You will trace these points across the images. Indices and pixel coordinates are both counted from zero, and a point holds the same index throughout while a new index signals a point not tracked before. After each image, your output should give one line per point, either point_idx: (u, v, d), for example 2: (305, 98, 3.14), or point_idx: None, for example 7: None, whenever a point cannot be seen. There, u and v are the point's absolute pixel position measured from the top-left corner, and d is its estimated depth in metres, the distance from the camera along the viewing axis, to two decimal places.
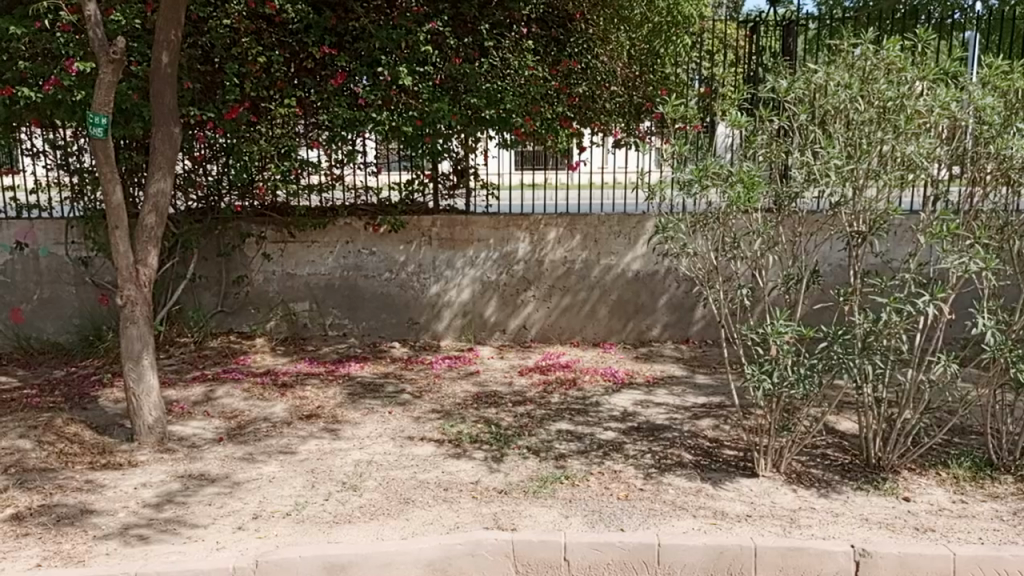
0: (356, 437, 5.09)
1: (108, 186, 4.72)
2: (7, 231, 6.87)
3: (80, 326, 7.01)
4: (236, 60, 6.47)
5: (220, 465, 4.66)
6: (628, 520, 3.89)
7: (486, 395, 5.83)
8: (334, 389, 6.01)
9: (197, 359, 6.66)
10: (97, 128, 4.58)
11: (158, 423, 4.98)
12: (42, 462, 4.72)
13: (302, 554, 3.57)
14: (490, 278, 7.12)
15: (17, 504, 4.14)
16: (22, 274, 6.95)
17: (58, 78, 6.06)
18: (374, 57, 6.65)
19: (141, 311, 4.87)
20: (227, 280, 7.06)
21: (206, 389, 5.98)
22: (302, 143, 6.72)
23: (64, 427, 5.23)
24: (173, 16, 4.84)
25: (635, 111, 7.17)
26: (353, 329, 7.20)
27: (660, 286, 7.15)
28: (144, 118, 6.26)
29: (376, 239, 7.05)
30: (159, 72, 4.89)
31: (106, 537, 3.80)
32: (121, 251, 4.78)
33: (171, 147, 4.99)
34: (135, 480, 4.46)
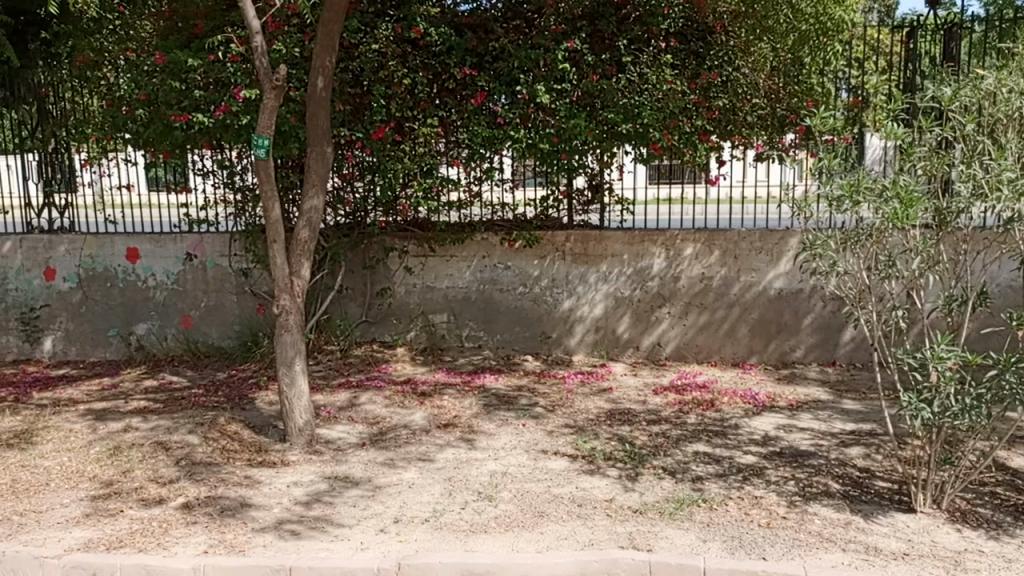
0: (491, 448, 5.19)
1: (269, 203, 5.11)
2: (180, 244, 7.54)
3: (240, 332, 7.56)
4: (384, 83, 6.80)
5: (363, 468, 4.89)
6: (770, 549, 3.73)
7: (620, 412, 5.78)
8: (469, 400, 6.16)
9: (342, 366, 7.02)
10: (260, 149, 4.97)
11: (308, 426, 5.29)
12: (208, 456, 5.13)
13: (441, 560, 3.67)
14: (624, 294, 7.07)
15: (187, 494, 4.53)
16: (192, 283, 7.58)
17: (227, 104, 6.65)
18: (513, 77, 6.80)
19: (294, 320, 5.20)
20: (371, 292, 7.37)
21: (351, 396, 6.29)
22: (443, 161, 6.95)
23: (226, 425, 5.67)
24: (329, 44, 5.21)
25: (777, 123, 6.97)
26: (487, 342, 7.33)
27: (805, 306, 6.87)
28: (301, 139, 6.70)
29: (511, 254, 7.18)
30: (315, 96, 5.25)
31: (263, 530, 4.06)
32: (278, 263, 5.13)
33: (324, 166, 5.34)
34: (287, 478, 4.76)
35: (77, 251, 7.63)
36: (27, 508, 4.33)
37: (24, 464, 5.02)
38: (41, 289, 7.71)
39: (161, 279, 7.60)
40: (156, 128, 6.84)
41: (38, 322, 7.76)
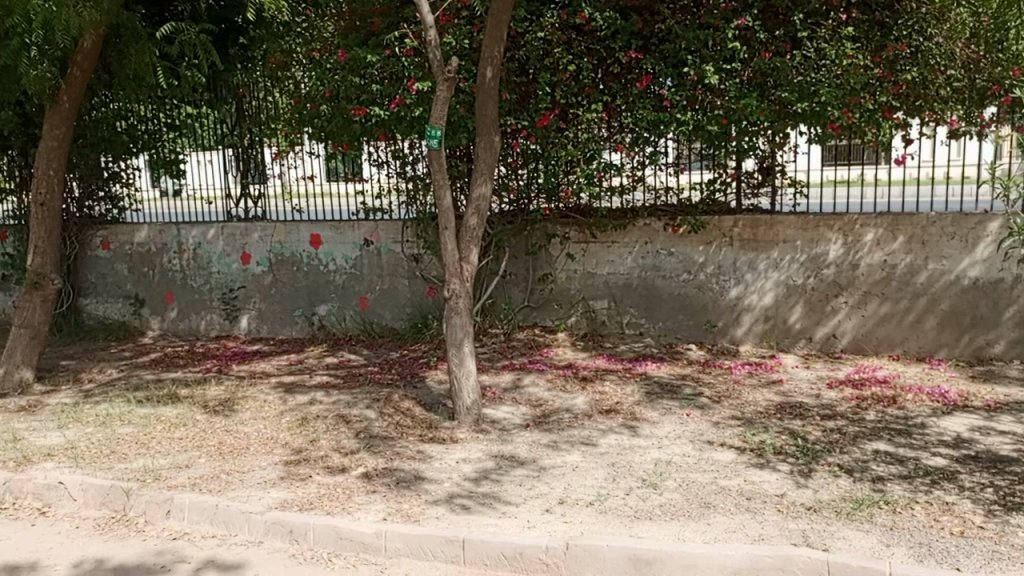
0: (654, 436, 5.15)
1: (440, 191, 5.32)
2: (358, 231, 8.03)
3: (411, 314, 7.97)
4: (549, 70, 6.90)
5: (528, 449, 5.02)
6: (965, 559, 3.45)
7: (790, 406, 5.54)
8: (631, 386, 6.14)
9: (506, 349, 7.20)
10: (433, 139, 5.21)
11: (474, 405, 5.49)
12: (384, 430, 5.47)
13: (608, 543, 3.70)
14: (796, 282, 6.74)
15: (367, 464, 4.86)
16: (368, 268, 8.06)
17: (402, 98, 7.01)
18: (680, 58, 6.68)
19: (463, 304, 5.40)
20: (533, 278, 7.48)
21: (514, 378, 6.46)
22: (606, 146, 6.96)
23: (399, 402, 6.01)
24: (497, 35, 5.34)
25: (977, 96, 6.36)
26: (649, 329, 7.24)
27: (1006, 297, 6.25)
28: (470, 129, 6.93)
29: (675, 240, 7.03)
30: (484, 85, 5.39)
31: (436, 502, 4.28)
32: (449, 249, 5.36)
33: (492, 155, 5.48)
34: (457, 455, 4.98)
35: (269, 237, 8.35)
36: (232, 468, 4.82)
37: (227, 429, 5.58)
38: (239, 272, 8.51)
39: (341, 263, 8.15)
40: (337, 122, 7.32)
41: (236, 301, 8.57)
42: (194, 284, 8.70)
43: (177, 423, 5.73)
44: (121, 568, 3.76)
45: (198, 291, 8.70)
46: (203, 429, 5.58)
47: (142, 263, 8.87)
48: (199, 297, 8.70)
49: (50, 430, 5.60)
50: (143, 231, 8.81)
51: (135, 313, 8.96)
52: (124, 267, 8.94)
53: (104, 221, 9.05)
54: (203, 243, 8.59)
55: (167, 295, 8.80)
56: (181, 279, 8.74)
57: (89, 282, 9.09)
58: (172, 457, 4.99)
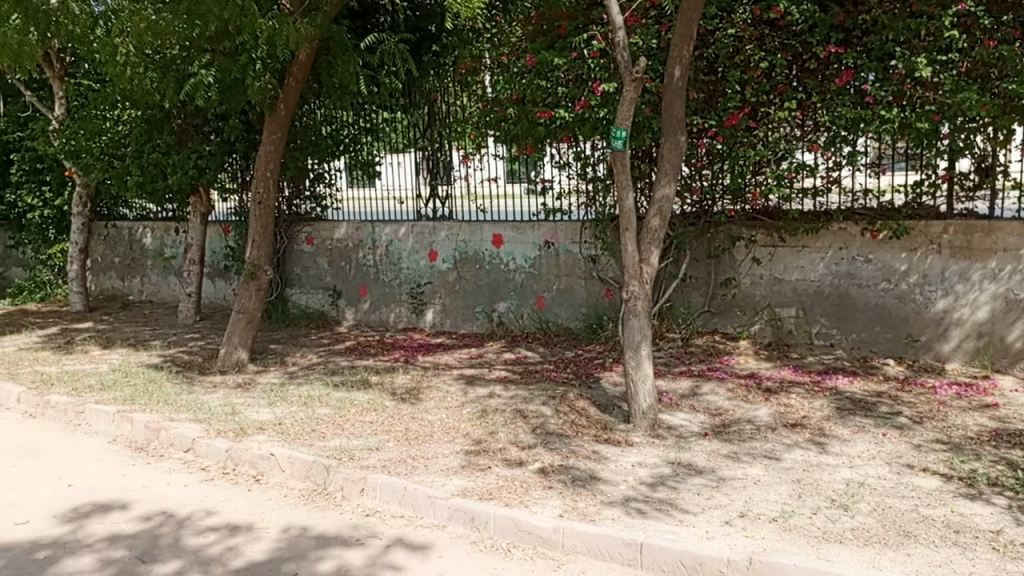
0: (846, 454, 4.82)
1: (623, 192, 5.30)
2: (538, 231, 8.21)
3: (587, 314, 8.01)
4: (739, 68, 6.69)
5: (707, 458, 4.88)
6: None
7: (1008, 433, 4.97)
8: (820, 401, 5.79)
9: (683, 354, 7.03)
10: (617, 141, 5.16)
11: (650, 409, 5.42)
12: (560, 427, 5.54)
13: (795, 563, 3.51)
14: (1018, 295, 6.04)
15: (543, 460, 4.95)
16: (546, 268, 8.21)
17: (587, 99, 7.08)
18: (887, 51, 6.23)
19: (642, 306, 5.33)
20: (715, 282, 7.25)
21: (692, 384, 6.31)
22: (800, 145, 6.63)
23: (575, 401, 6.06)
24: (687, 33, 5.25)
25: None
26: (841, 341, 6.78)
27: None
28: (654, 129, 6.84)
29: (873, 246, 6.54)
30: (671, 85, 5.30)
31: (611, 504, 4.27)
32: (629, 250, 5.32)
33: (677, 155, 5.38)
34: (632, 458, 4.95)
35: (454, 236, 8.76)
36: (418, 453, 5.10)
37: (413, 416, 5.91)
38: (426, 269, 8.98)
39: (520, 262, 8.36)
40: (523, 125, 7.51)
41: (422, 296, 9.04)
42: (385, 278, 9.28)
43: (369, 408, 6.14)
44: (322, 537, 4.09)
45: (389, 285, 9.27)
46: (391, 415, 5.95)
47: (340, 257, 9.59)
48: (389, 291, 9.27)
49: (262, 406, 6.20)
50: (342, 228, 9.55)
51: (333, 303, 9.71)
52: (325, 261, 9.72)
53: (310, 218, 9.90)
54: (394, 240, 9.17)
55: (361, 288, 9.46)
56: (374, 274, 9.36)
57: (294, 274, 9.96)
58: (364, 439, 5.36)
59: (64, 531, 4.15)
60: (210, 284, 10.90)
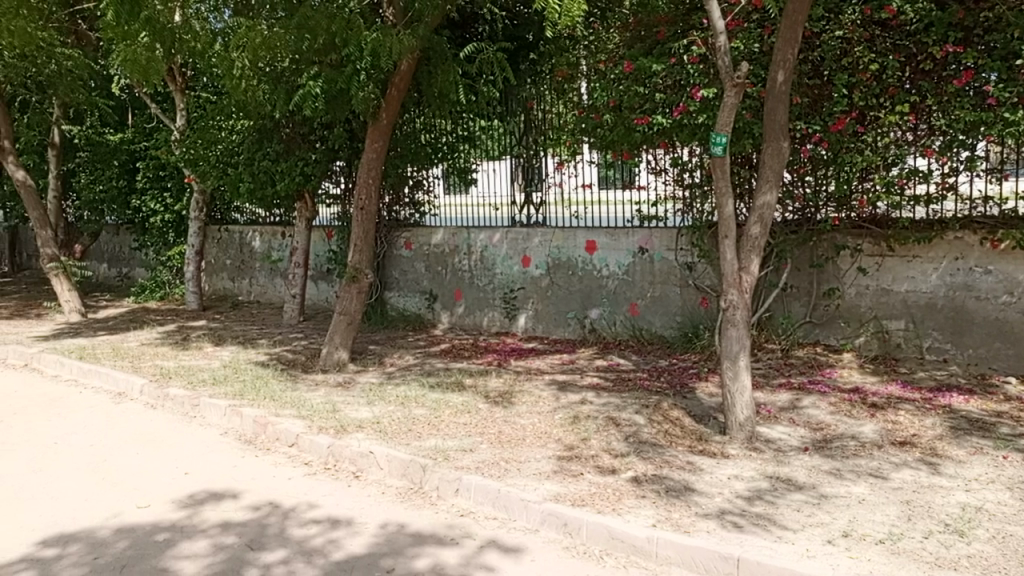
0: (960, 476, 4.56)
1: (722, 199, 5.19)
2: (633, 238, 8.14)
3: (682, 322, 7.89)
4: (846, 71, 6.47)
5: (808, 474, 4.72)
6: None
7: None
8: (931, 419, 5.49)
9: (783, 366, 6.81)
10: (717, 147, 5.07)
11: (748, 422, 5.29)
12: (653, 437, 5.48)
13: None
14: None
15: (636, 469, 4.91)
16: (641, 275, 8.13)
17: (686, 105, 6.98)
18: (1012, 50, 5.90)
19: (741, 316, 5.21)
20: (818, 291, 6.99)
21: (792, 397, 6.11)
22: (912, 151, 6.37)
23: (669, 410, 5.98)
24: (791, 36, 5.12)
25: None
26: (956, 356, 6.41)
27: None
28: (754, 135, 6.70)
29: (993, 256, 6.17)
30: (774, 89, 5.16)
31: (707, 516, 4.19)
32: (728, 258, 5.21)
33: (780, 161, 5.23)
34: (728, 471, 4.84)
35: (548, 242, 8.79)
36: (511, 457, 5.15)
37: (506, 419, 5.98)
38: (519, 274, 9.06)
39: (614, 269, 8.31)
40: (619, 131, 7.47)
41: (516, 301, 9.12)
42: (479, 283, 9.42)
43: (462, 410, 6.25)
44: (418, 534, 4.20)
45: (483, 290, 9.40)
46: (485, 418, 6.04)
47: (436, 262, 9.81)
48: (483, 295, 9.41)
49: (362, 405, 6.42)
50: (439, 234, 9.77)
51: (429, 306, 9.93)
52: (422, 265, 9.95)
53: (408, 223, 10.18)
54: (489, 246, 9.30)
55: (456, 292, 9.64)
56: (469, 278, 9.51)
57: (392, 277, 10.24)
58: (459, 440, 5.47)
59: (181, 516, 4.42)
60: (314, 286, 11.36)
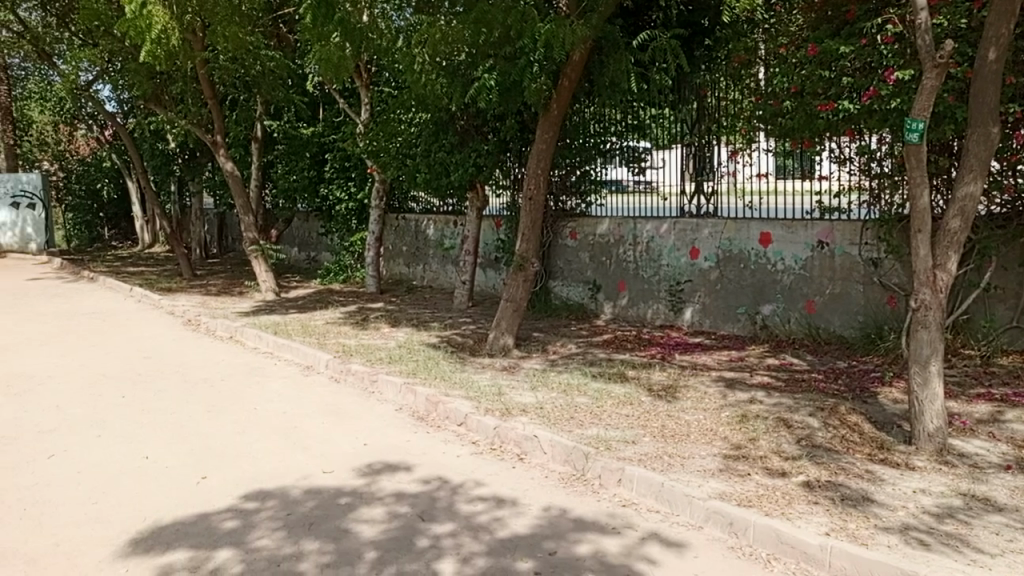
0: None
1: (917, 190, 4.76)
2: (811, 231, 7.72)
3: (864, 322, 7.37)
4: None
5: (1009, 495, 4.27)
6: None
7: None
8: None
9: (981, 374, 6.18)
10: (913, 134, 4.66)
11: (939, 432, 4.86)
12: (828, 442, 5.19)
13: None
14: None
15: (809, 473, 4.67)
16: (819, 270, 7.69)
17: (877, 89, 6.48)
18: None
19: (934, 318, 4.79)
20: None
21: (992, 409, 5.54)
22: None
23: (847, 415, 5.63)
24: (1007, 9, 4.63)
25: None
26: None
27: None
28: (957, 120, 6.12)
29: None
30: (984, 69, 4.70)
31: (888, 530, 3.92)
32: (921, 254, 4.78)
33: (987, 148, 4.74)
34: (914, 484, 4.48)
35: (719, 233, 8.52)
36: (674, 451, 5.07)
37: (669, 414, 5.89)
38: (686, 266, 8.85)
39: (790, 263, 7.92)
40: (800, 117, 7.15)
41: (682, 294, 8.91)
42: (644, 274, 9.30)
43: (625, 401, 6.23)
44: (580, 520, 4.25)
45: (648, 282, 9.28)
46: (648, 410, 5.99)
47: (602, 252, 9.80)
48: (648, 287, 9.27)
49: (526, 390, 6.57)
50: (605, 224, 9.76)
51: (593, 297, 9.94)
52: (587, 255, 9.99)
53: (574, 214, 10.24)
54: (656, 237, 9.15)
55: (621, 283, 9.58)
56: (634, 269, 9.42)
57: (558, 267, 10.35)
58: (621, 432, 5.46)
59: (361, 483, 4.76)
60: (482, 274, 11.73)
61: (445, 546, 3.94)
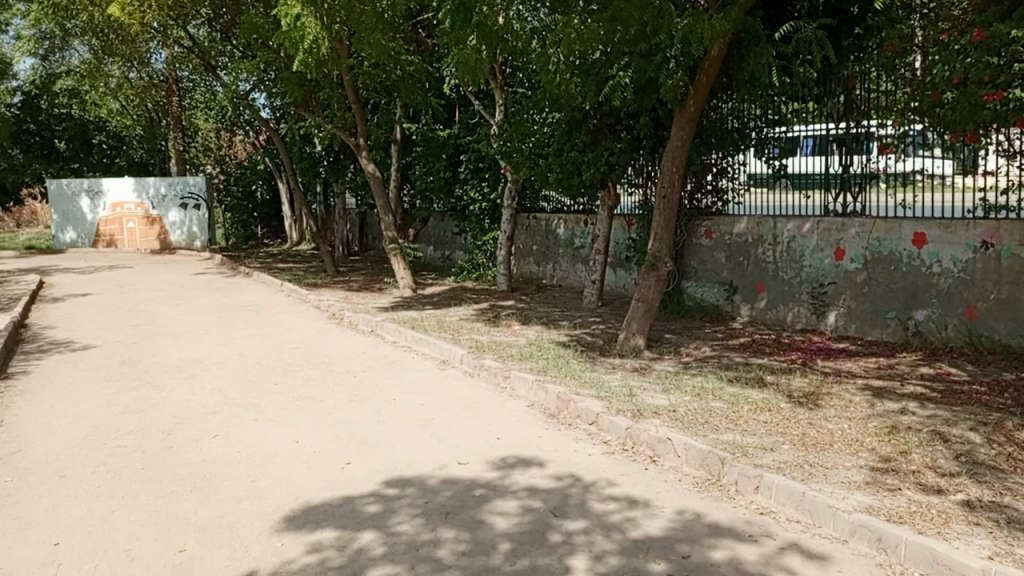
0: None
1: None
2: (973, 231, 7.17)
3: None
4: None
5: None
6: None
7: None
8: None
9: None
10: None
11: None
12: (992, 459, 4.79)
13: None
14: None
15: (969, 492, 4.33)
16: (982, 273, 7.11)
17: None
18: None
19: None
20: None
21: None
22: None
23: (1014, 431, 5.18)
24: None
25: None
26: None
27: None
28: None
29: None
30: None
31: None
32: None
33: None
34: None
35: (866, 233, 8.06)
36: (816, 461, 4.85)
37: (811, 422, 5.63)
38: (830, 268, 8.41)
39: (947, 266, 7.36)
40: (963, 109, 6.53)
41: (825, 297, 8.48)
42: (784, 276, 8.93)
43: (762, 407, 6.02)
44: (715, 526, 4.15)
45: (788, 283, 8.90)
46: (787, 417, 5.75)
47: (738, 252, 9.50)
48: (789, 290, 8.89)
49: (658, 392, 6.49)
50: (742, 223, 9.44)
51: (728, 298, 9.65)
52: (723, 255, 9.71)
53: (710, 212, 10.02)
54: (797, 237, 8.76)
55: (758, 284, 9.25)
56: (773, 270, 9.07)
57: (692, 267, 10.14)
58: (759, 438, 5.28)
59: (495, 476, 4.87)
60: (613, 273, 11.67)
61: (577, 542, 3.97)
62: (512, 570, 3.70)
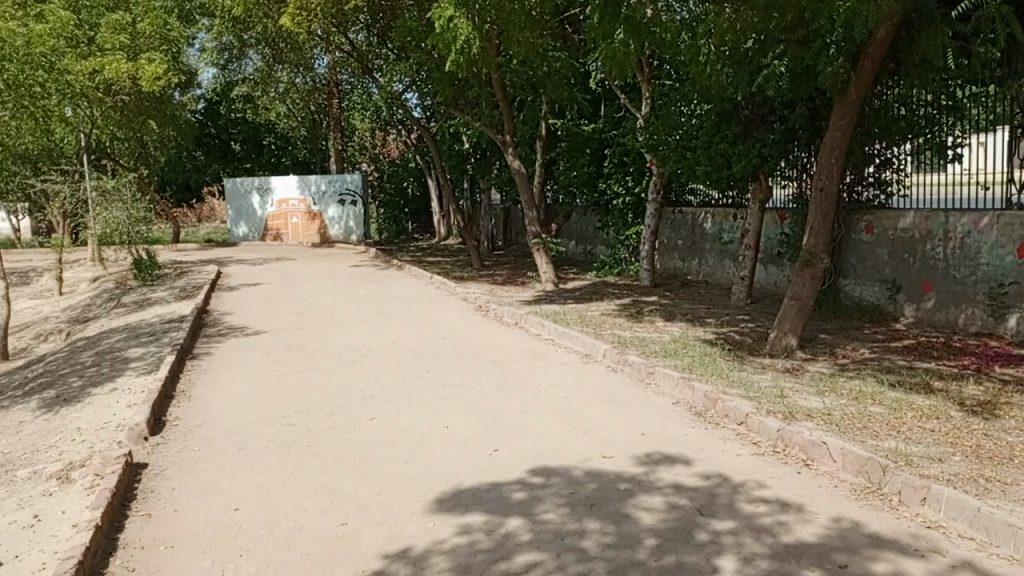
0: None
1: None
2: None
3: None
4: None
5: None
6: None
7: None
8: None
9: None
10: None
11: None
12: None
13: None
14: None
15: None
16: None
17: None
18: None
19: None
20: None
21: None
22: None
23: None
24: None
25: None
26: None
27: None
28: None
29: None
30: None
31: None
32: None
33: None
34: None
35: None
36: (993, 475, 4.46)
37: (986, 433, 5.19)
38: (1012, 266, 7.68)
39: None
40: None
41: (1005, 298, 7.76)
42: (956, 274, 8.25)
43: (929, 414, 5.61)
44: (876, 537, 3.94)
45: (961, 282, 8.22)
46: (958, 427, 5.33)
47: (904, 249, 8.88)
48: (962, 289, 8.20)
49: (811, 394, 6.20)
50: (909, 217, 8.81)
51: (891, 298, 9.04)
52: (886, 252, 9.10)
53: (871, 206, 9.43)
54: (973, 232, 8.07)
55: (926, 283, 8.60)
56: (944, 268, 8.40)
57: (850, 264, 9.58)
58: (926, 447, 4.93)
59: (640, 471, 4.86)
60: (763, 270, 11.25)
61: (725, 543, 3.89)
62: (657, 565, 3.69)
